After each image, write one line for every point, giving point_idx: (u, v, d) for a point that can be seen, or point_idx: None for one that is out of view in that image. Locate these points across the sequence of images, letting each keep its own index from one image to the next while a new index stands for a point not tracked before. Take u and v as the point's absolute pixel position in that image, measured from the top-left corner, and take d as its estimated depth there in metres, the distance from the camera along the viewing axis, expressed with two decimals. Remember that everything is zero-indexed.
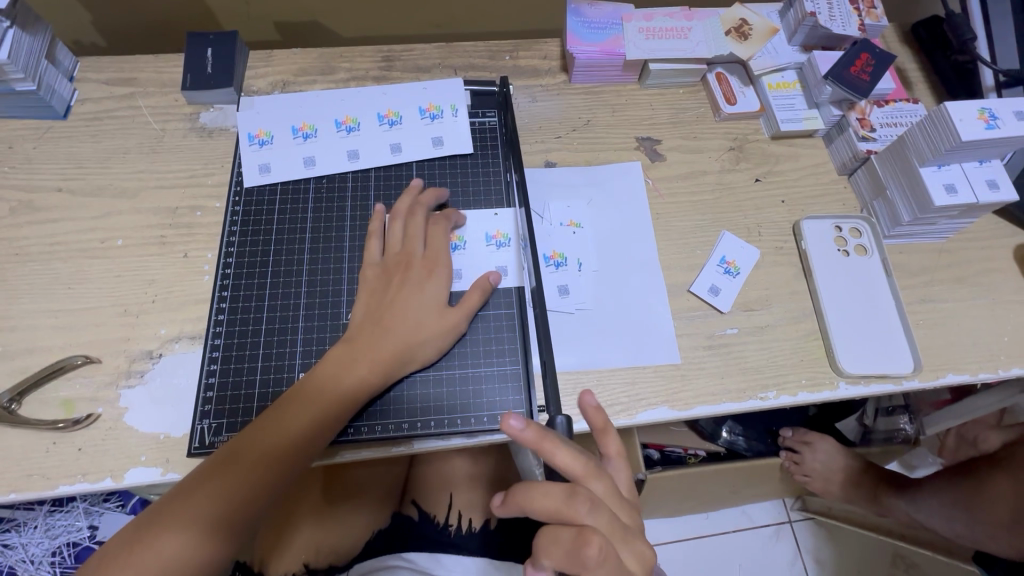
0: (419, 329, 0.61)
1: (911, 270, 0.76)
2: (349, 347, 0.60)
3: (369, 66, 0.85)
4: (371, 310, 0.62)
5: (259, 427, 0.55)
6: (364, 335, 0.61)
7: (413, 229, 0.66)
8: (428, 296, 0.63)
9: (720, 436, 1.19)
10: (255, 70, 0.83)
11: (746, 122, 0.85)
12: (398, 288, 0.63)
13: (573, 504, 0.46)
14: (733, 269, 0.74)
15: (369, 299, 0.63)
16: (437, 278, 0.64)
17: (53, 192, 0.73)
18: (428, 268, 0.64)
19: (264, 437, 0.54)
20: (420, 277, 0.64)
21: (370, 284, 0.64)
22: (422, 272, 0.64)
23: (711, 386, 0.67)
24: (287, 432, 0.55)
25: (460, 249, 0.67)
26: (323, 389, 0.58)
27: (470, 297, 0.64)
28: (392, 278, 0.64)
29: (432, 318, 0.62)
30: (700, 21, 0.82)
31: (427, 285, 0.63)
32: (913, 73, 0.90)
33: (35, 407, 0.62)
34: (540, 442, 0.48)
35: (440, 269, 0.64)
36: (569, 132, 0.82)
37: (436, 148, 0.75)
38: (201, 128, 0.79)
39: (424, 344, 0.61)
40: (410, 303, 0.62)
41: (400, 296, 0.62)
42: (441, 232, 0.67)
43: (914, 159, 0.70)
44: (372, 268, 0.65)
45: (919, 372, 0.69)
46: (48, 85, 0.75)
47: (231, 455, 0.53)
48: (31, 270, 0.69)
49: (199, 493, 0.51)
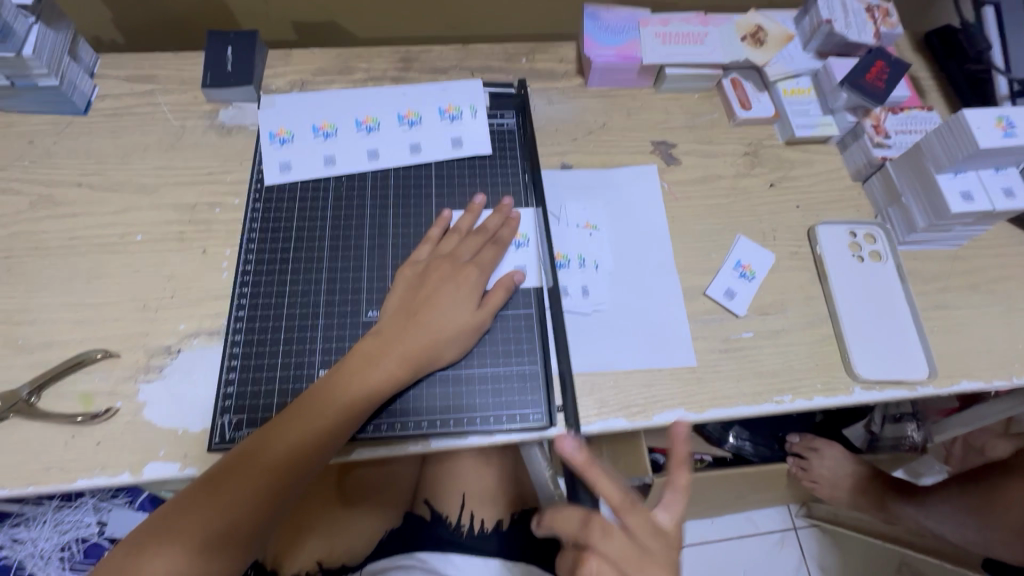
0: (446, 326, 0.61)
1: (925, 276, 0.76)
2: (377, 342, 0.60)
3: (386, 67, 0.85)
4: (402, 307, 0.63)
5: (286, 416, 0.56)
6: (391, 330, 0.61)
7: (470, 237, 0.68)
8: (461, 293, 0.63)
9: (727, 441, 1.18)
10: (274, 69, 0.84)
11: (761, 127, 0.85)
12: (433, 285, 0.63)
13: (589, 532, 0.51)
14: (748, 273, 0.74)
15: (401, 296, 0.64)
16: (471, 280, 0.64)
17: (72, 187, 0.74)
18: (465, 269, 0.64)
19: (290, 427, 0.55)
20: (454, 275, 0.64)
21: (406, 282, 0.65)
22: (459, 272, 0.64)
23: (726, 389, 0.68)
24: (303, 432, 0.55)
25: (500, 252, 0.68)
26: (348, 383, 0.58)
27: (494, 295, 0.64)
28: (431, 275, 0.64)
29: (463, 316, 0.62)
30: (715, 27, 0.84)
31: (463, 285, 0.64)
32: (927, 81, 0.90)
33: (53, 401, 0.62)
34: (585, 467, 0.52)
35: (477, 269, 0.65)
36: (585, 135, 0.82)
37: (455, 148, 0.75)
38: (220, 125, 0.79)
39: (448, 340, 0.61)
40: (441, 301, 0.62)
41: (437, 294, 0.63)
42: (498, 244, 0.68)
43: (931, 166, 0.70)
44: (412, 267, 0.66)
45: (934, 378, 0.70)
46: (70, 81, 0.76)
47: (260, 444, 0.54)
48: (50, 263, 0.69)
49: (195, 516, 0.50)
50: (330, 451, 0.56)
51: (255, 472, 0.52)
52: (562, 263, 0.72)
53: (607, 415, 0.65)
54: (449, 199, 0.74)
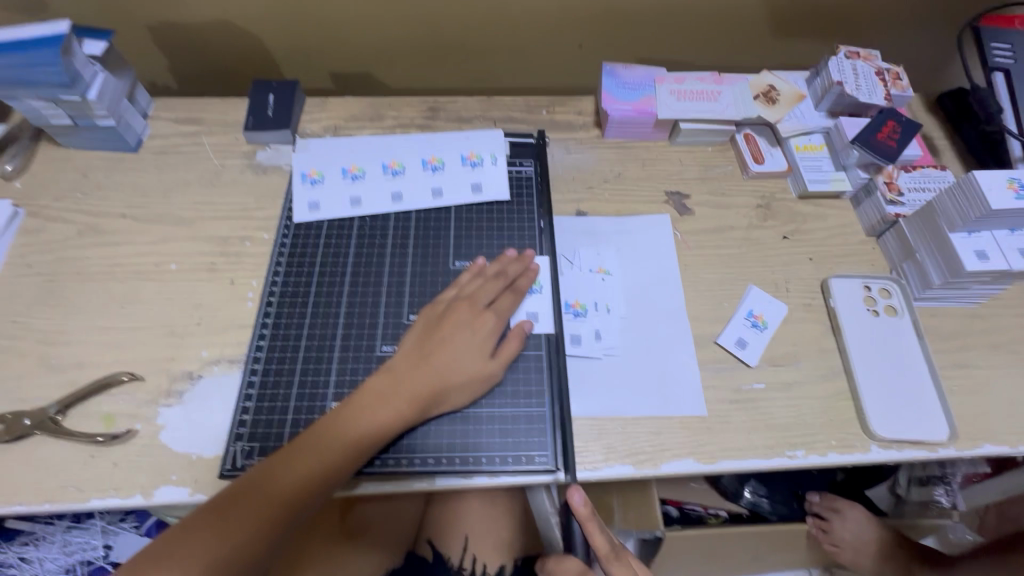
0: (457, 372, 0.63)
1: (943, 333, 0.75)
2: (386, 380, 0.61)
3: (413, 116, 0.91)
4: (419, 345, 0.64)
5: (296, 448, 0.57)
6: (401, 369, 0.62)
7: (488, 280, 0.69)
8: (474, 341, 0.65)
9: (742, 496, 1.15)
10: (311, 115, 0.90)
11: (774, 181, 0.87)
12: (448, 329, 0.65)
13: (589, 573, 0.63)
14: (761, 323, 0.74)
15: (419, 335, 0.65)
16: (488, 327, 0.66)
17: (118, 218, 0.79)
18: (483, 315, 0.66)
19: (300, 460, 0.56)
20: (471, 321, 0.66)
21: (425, 320, 0.67)
22: (477, 318, 0.66)
23: (738, 440, 0.67)
24: (304, 470, 0.56)
25: (517, 300, 0.69)
26: (354, 419, 0.59)
27: (507, 345, 0.66)
28: (449, 317, 0.66)
29: (475, 364, 0.64)
30: (728, 86, 0.87)
31: (479, 332, 0.65)
32: (940, 140, 0.92)
33: (77, 419, 0.64)
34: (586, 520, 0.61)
35: (495, 316, 0.67)
36: (600, 184, 0.85)
37: (475, 193, 0.79)
38: (257, 165, 0.85)
39: (461, 386, 0.63)
40: (457, 345, 0.64)
41: (451, 339, 0.64)
42: (515, 293, 0.70)
43: (944, 224, 0.71)
44: (432, 308, 0.68)
45: (955, 441, 0.68)
46: (126, 121, 0.83)
47: (269, 474, 0.55)
48: (89, 287, 0.73)
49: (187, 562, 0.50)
50: (326, 489, 0.57)
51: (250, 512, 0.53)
52: (579, 311, 0.73)
53: (614, 461, 0.64)
54: (467, 240, 0.76)
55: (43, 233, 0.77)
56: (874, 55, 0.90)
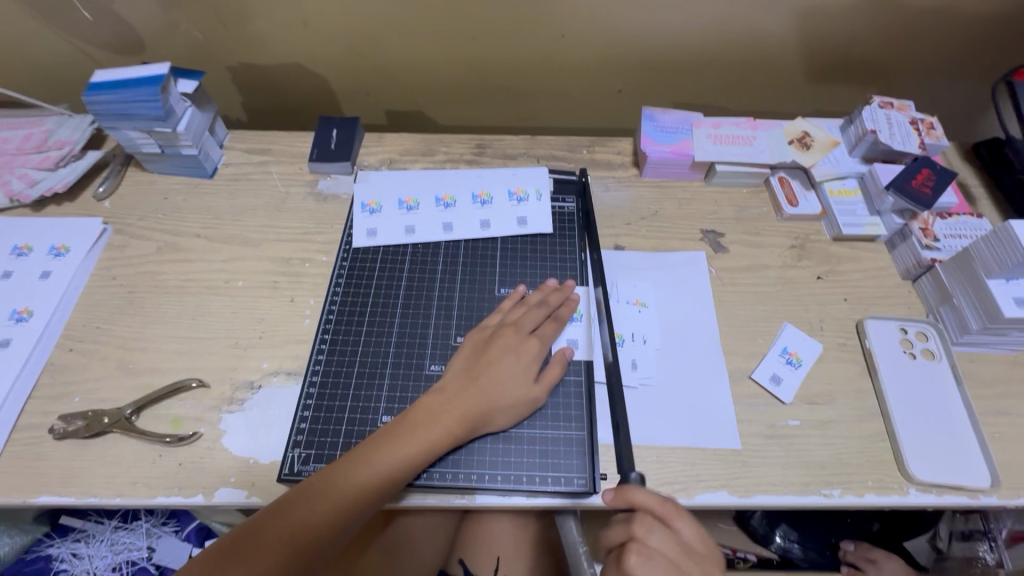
0: (504, 394, 0.66)
1: (983, 379, 0.75)
2: (437, 398, 0.65)
3: (463, 152, 0.97)
4: (467, 366, 0.68)
5: (352, 459, 0.61)
6: (452, 388, 0.66)
7: (532, 309, 0.73)
8: (520, 365, 0.68)
9: (772, 540, 1.13)
10: (368, 149, 0.97)
11: (808, 223, 0.90)
12: (495, 353, 0.69)
13: (642, 529, 0.55)
14: (795, 360, 0.76)
15: (467, 357, 0.69)
16: (533, 352, 0.69)
17: (193, 237, 0.87)
18: (528, 341, 0.70)
19: (357, 469, 0.60)
20: (517, 346, 0.69)
21: (472, 343, 0.70)
22: (523, 342, 0.69)
23: (772, 475, 0.67)
24: (358, 481, 0.59)
25: (559, 328, 0.73)
26: (406, 435, 0.62)
27: (549, 370, 0.69)
28: (496, 341, 0.70)
29: (521, 388, 0.67)
30: (764, 131, 0.92)
31: (524, 357, 0.68)
32: (975, 188, 0.94)
33: (149, 420, 0.70)
34: (624, 493, 0.57)
35: (539, 342, 0.70)
36: (637, 220, 0.89)
37: (520, 226, 0.84)
38: (318, 193, 0.92)
39: (507, 408, 0.66)
40: (503, 369, 0.67)
41: (497, 363, 0.68)
42: (557, 321, 0.73)
43: (981, 270, 0.73)
44: (480, 331, 0.72)
45: (997, 489, 0.67)
46: (206, 150, 0.91)
47: (329, 482, 0.59)
48: (164, 299, 0.80)
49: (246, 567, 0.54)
50: (377, 501, 0.60)
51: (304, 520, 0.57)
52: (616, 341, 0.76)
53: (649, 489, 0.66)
54: (511, 268, 0.81)
55: (127, 248, 0.85)
56: (908, 105, 0.94)
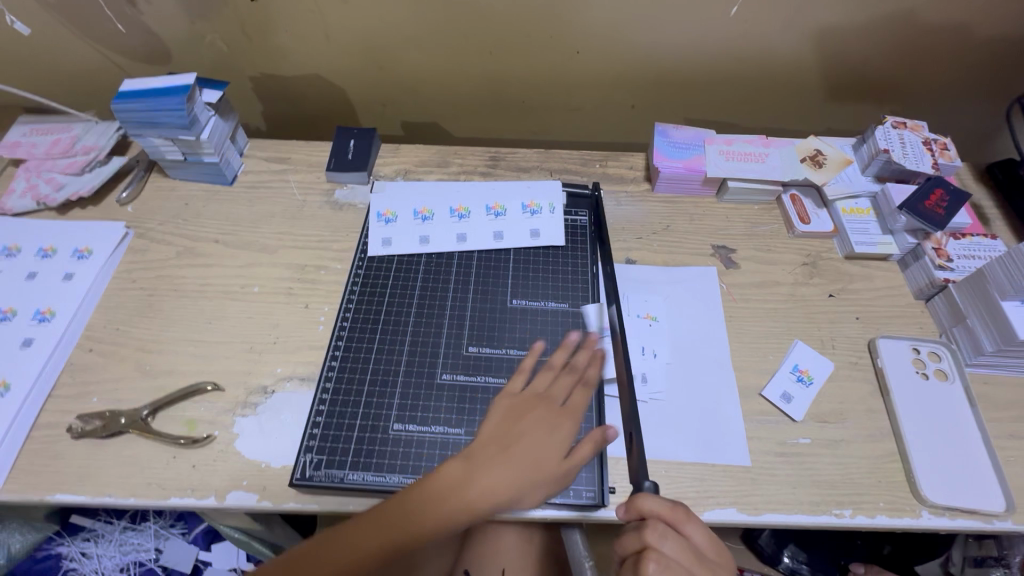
0: (535, 473, 0.63)
1: (997, 402, 0.75)
2: (466, 467, 0.62)
3: (477, 164, 0.99)
4: (498, 434, 0.64)
5: (368, 532, 0.57)
6: (481, 457, 0.62)
7: (564, 375, 0.70)
8: (551, 441, 0.65)
9: (780, 560, 1.13)
10: (385, 159, 0.99)
11: (820, 241, 0.90)
12: (528, 423, 0.65)
13: (656, 534, 0.55)
14: (806, 378, 0.76)
15: (496, 424, 0.65)
16: (566, 427, 0.66)
17: (212, 243, 0.88)
18: (562, 417, 0.67)
19: (374, 536, 0.57)
20: (550, 420, 0.66)
21: (502, 408, 0.67)
22: (557, 417, 0.67)
23: (782, 494, 0.67)
24: (369, 552, 0.56)
25: (588, 394, 0.70)
26: (427, 512, 0.59)
27: (583, 447, 0.65)
28: (529, 411, 0.66)
29: (554, 464, 0.64)
30: (776, 149, 0.92)
31: (557, 432, 0.66)
32: (990, 209, 0.93)
33: (164, 422, 0.71)
34: (636, 499, 0.57)
35: (572, 416, 0.67)
36: (649, 235, 0.90)
37: (534, 239, 0.85)
38: (335, 202, 0.94)
39: (539, 487, 0.63)
40: (537, 442, 0.64)
41: (530, 436, 0.64)
42: (587, 387, 0.70)
43: (995, 292, 0.72)
44: (510, 397, 0.68)
45: (1012, 514, 0.66)
46: (226, 158, 0.93)
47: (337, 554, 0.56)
48: (182, 303, 0.82)
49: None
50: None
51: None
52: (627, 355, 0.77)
53: None
54: (524, 280, 0.82)
55: (148, 252, 0.87)
56: (921, 125, 0.94)
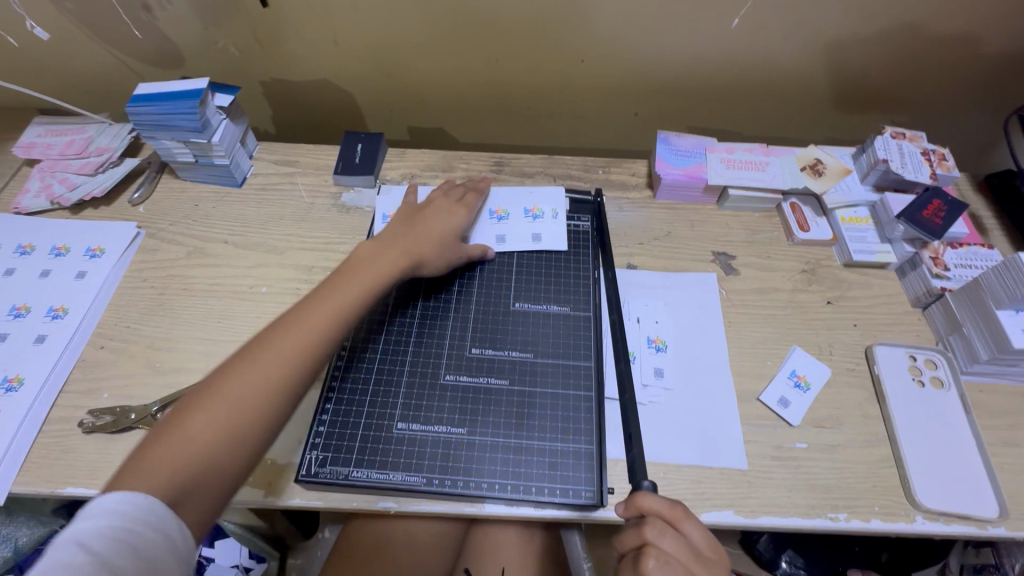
0: (436, 238, 0.80)
1: (992, 410, 0.76)
2: (354, 273, 0.73)
3: (482, 169, 1.01)
4: (402, 228, 0.80)
5: (303, 321, 0.67)
6: (354, 263, 0.75)
7: (438, 205, 0.84)
8: (449, 221, 0.82)
9: (778, 565, 1.14)
10: (391, 163, 1.01)
11: (819, 248, 0.91)
12: (426, 215, 0.82)
13: (656, 532, 0.56)
14: (804, 383, 0.77)
15: (389, 231, 0.79)
16: (455, 216, 0.83)
17: (221, 243, 0.90)
18: (453, 211, 0.84)
19: (305, 326, 0.66)
20: (443, 211, 0.83)
21: (393, 226, 0.81)
22: (446, 207, 0.84)
23: (778, 497, 0.68)
24: (299, 342, 0.65)
25: (479, 198, 0.88)
26: (320, 304, 0.69)
27: (448, 221, 0.82)
28: (417, 216, 0.82)
29: (443, 233, 0.81)
30: (777, 157, 0.94)
31: (450, 215, 0.83)
32: (988, 219, 0.95)
33: None
34: (636, 497, 0.59)
35: (463, 209, 0.85)
36: (650, 240, 0.92)
37: (536, 242, 0.87)
38: (342, 205, 0.95)
39: (438, 248, 0.79)
40: (438, 221, 0.81)
41: (433, 219, 0.81)
42: (478, 192, 0.88)
43: (991, 302, 0.73)
44: (404, 211, 0.84)
45: (1005, 519, 0.67)
46: (237, 161, 0.95)
47: (275, 345, 0.64)
48: (192, 302, 0.83)
49: (188, 426, 0.58)
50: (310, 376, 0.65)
51: (231, 388, 0.60)
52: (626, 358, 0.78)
53: None
54: (526, 283, 0.83)
55: (159, 252, 0.89)
56: (919, 135, 0.95)
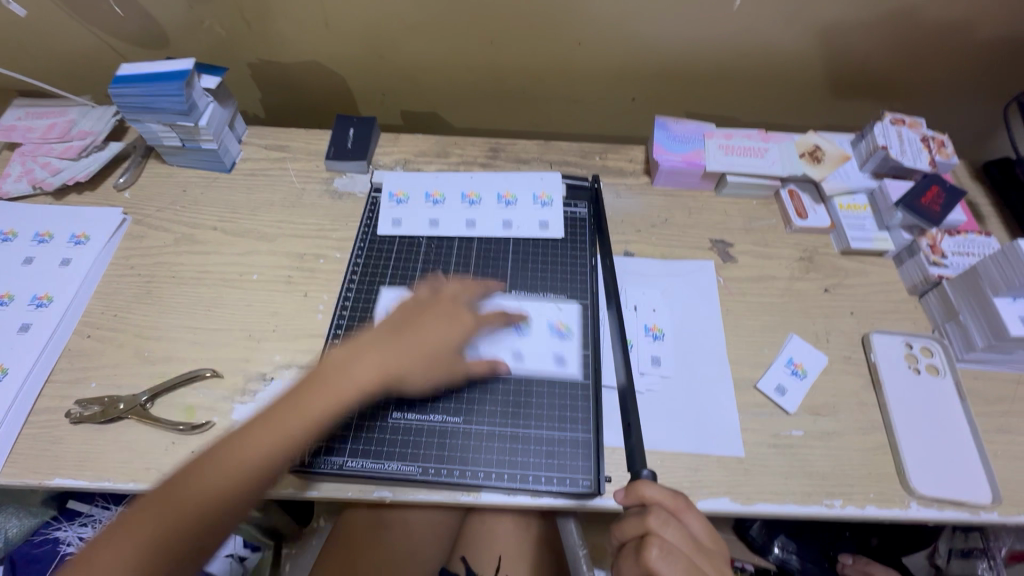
0: (430, 354, 0.68)
1: (987, 397, 0.76)
2: (331, 391, 0.63)
3: (477, 155, 0.99)
4: (399, 323, 0.69)
5: (281, 415, 0.61)
6: (340, 363, 0.65)
7: (440, 304, 0.72)
8: (449, 333, 0.69)
9: (770, 551, 1.14)
10: (384, 148, 0.99)
11: (817, 236, 0.91)
12: (427, 316, 0.70)
13: (657, 520, 0.56)
14: (800, 371, 0.77)
15: (388, 325, 0.70)
16: (459, 328, 0.70)
17: (210, 230, 0.88)
18: (454, 319, 0.71)
19: (278, 425, 0.60)
20: (442, 318, 0.70)
21: (397, 316, 0.71)
22: (450, 313, 0.71)
23: (774, 484, 0.68)
24: (278, 435, 0.59)
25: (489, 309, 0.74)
26: (305, 399, 0.62)
27: (447, 332, 0.69)
28: (419, 311, 0.71)
29: (439, 349, 0.68)
30: (775, 144, 0.92)
31: (453, 326, 0.70)
32: (985, 207, 0.94)
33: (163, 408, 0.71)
34: (637, 485, 0.59)
35: (468, 319, 0.71)
36: (647, 228, 0.90)
37: (540, 230, 0.86)
38: (334, 191, 0.93)
39: (427, 368, 0.68)
40: (435, 324, 0.69)
41: (433, 319, 0.70)
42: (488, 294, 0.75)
43: (989, 289, 0.73)
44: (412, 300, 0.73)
45: (998, 505, 0.67)
46: (225, 145, 0.93)
47: (253, 434, 0.59)
48: (181, 290, 0.82)
49: (163, 504, 0.54)
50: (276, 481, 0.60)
51: (203, 474, 0.56)
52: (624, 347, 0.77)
53: None
54: (523, 270, 0.82)
55: (145, 238, 0.87)
56: (919, 121, 0.94)
